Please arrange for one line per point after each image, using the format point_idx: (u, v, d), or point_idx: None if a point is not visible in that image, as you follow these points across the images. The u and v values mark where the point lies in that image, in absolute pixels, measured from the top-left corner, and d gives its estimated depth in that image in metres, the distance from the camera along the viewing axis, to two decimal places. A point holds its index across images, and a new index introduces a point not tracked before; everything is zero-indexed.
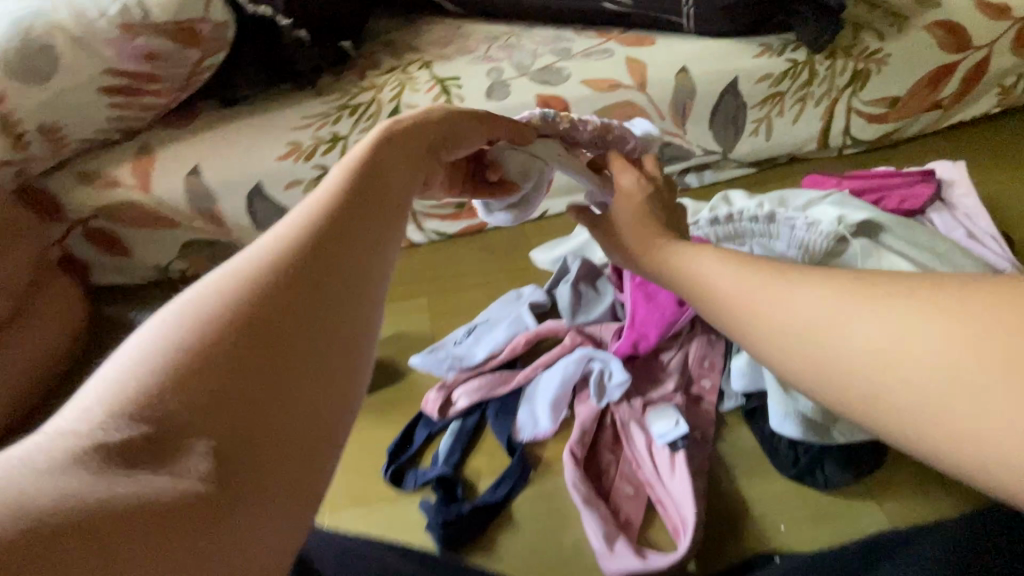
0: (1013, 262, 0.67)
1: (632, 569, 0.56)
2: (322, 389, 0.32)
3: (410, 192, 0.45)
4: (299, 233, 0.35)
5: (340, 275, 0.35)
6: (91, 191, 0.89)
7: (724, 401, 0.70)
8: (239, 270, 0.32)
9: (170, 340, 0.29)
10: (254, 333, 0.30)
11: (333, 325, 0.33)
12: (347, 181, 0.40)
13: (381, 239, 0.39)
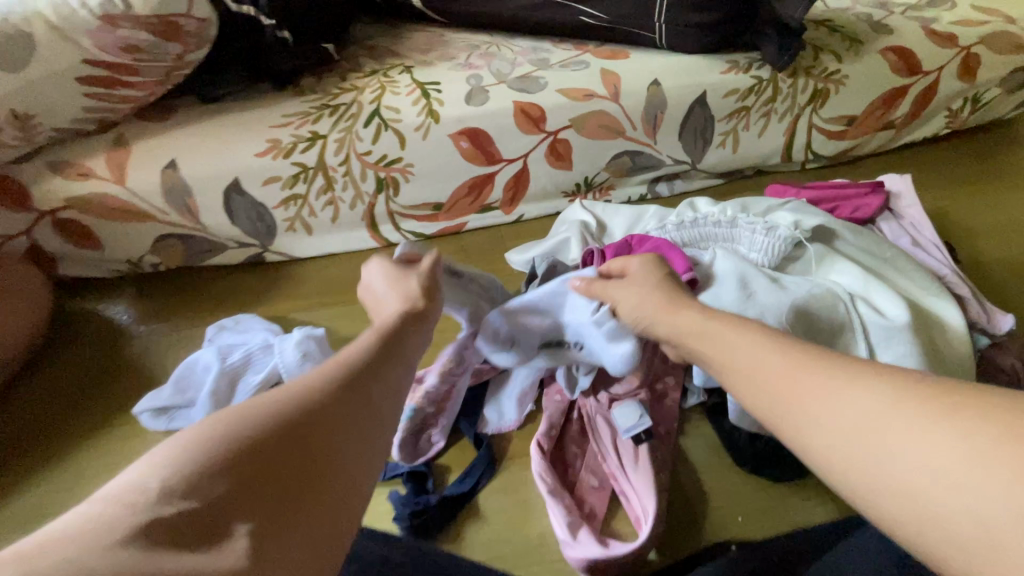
0: (953, 269, 0.72)
1: (593, 556, 0.56)
2: (372, 392, 0.45)
3: (419, 346, 0.54)
4: (333, 371, 0.45)
5: (361, 415, 0.43)
6: (63, 181, 0.88)
7: (687, 397, 0.72)
8: (281, 398, 0.41)
9: (229, 436, 0.37)
10: (291, 450, 0.38)
11: (349, 463, 0.41)
12: (378, 337, 0.50)
13: (394, 392, 0.48)
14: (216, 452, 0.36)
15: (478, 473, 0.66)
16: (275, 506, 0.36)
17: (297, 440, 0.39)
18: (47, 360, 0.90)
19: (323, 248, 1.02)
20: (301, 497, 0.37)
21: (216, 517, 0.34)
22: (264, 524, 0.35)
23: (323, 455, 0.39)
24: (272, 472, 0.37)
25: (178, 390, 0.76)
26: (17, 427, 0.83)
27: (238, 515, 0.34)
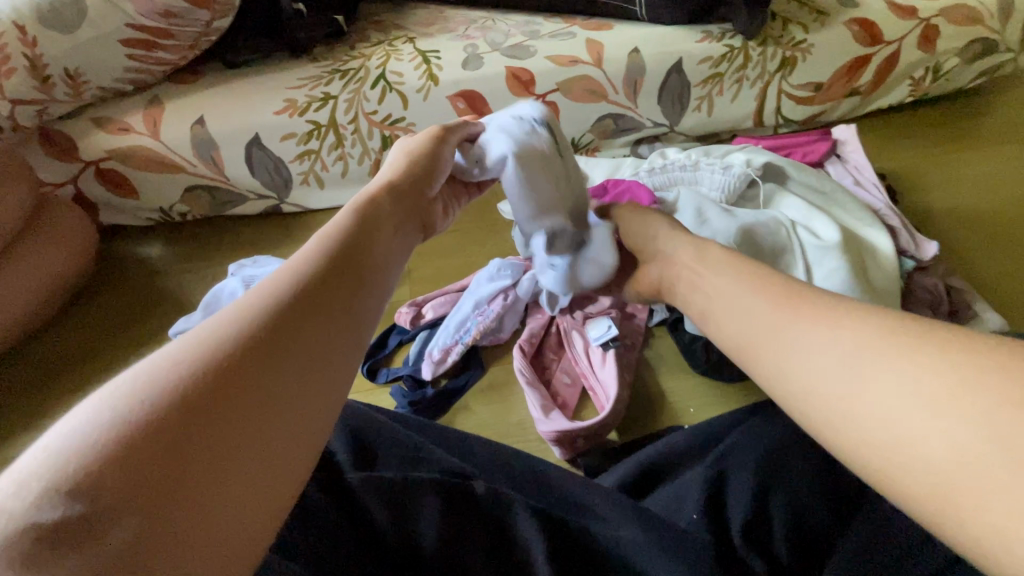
0: (888, 204, 0.81)
1: (562, 428, 0.66)
2: (370, 250, 0.48)
3: (388, 247, 0.50)
4: (278, 289, 0.40)
5: (312, 328, 0.38)
6: (105, 135, 0.99)
7: (653, 316, 0.82)
8: (215, 328, 0.36)
9: (151, 379, 0.31)
10: (222, 382, 0.32)
11: (306, 375, 0.36)
12: (329, 247, 0.45)
13: (352, 302, 0.43)
14: (131, 401, 0.30)
15: (469, 374, 0.77)
16: (284, 357, 0.36)
17: (296, 303, 0.39)
18: (91, 296, 1.03)
19: (333, 202, 1.13)
20: (321, 336, 0.39)
21: (255, 363, 0.34)
22: (302, 356, 0.37)
23: (339, 294, 0.42)
24: (297, 312, 0.38)
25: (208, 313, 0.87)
26: (68, 349, 0.95)
27: (263, 360, 0.35)
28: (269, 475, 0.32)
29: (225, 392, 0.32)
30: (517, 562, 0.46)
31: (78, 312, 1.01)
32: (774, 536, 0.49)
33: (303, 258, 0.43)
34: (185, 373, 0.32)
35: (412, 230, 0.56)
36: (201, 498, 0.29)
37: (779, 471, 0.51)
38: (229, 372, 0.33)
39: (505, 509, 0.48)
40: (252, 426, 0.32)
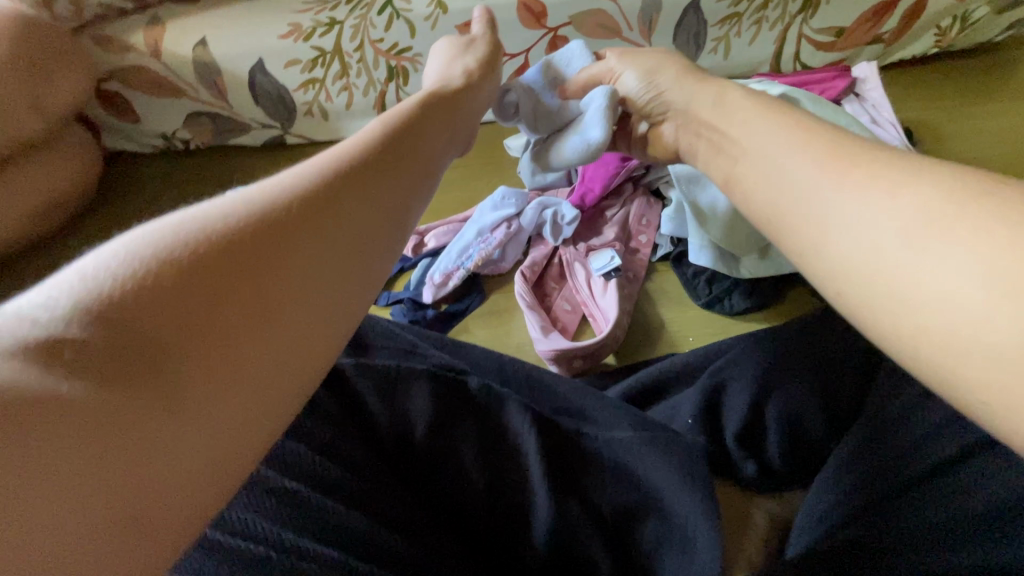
0: (903, 143, 0.79)
1: (560, 348, 0.67)
2: (424, 142, 0.48)
3: (440, 145, 0.51)
4: (344, 154, 0.40)
5: (370, 196, 0.39)
6: (106, 55, 0.97)
7: (656, 251, 0.81)
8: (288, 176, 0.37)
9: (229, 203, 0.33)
10: (287, 219, 0.34)
11: (357, 237, 0.37)
12: (389, 130, 0.46)
13: (407, 186, 0.43)
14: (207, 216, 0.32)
15: (470, 299, 0.77)
16: (341, 214, 0.36)
17: (358, 169, 0.40)
18: (95, 214, 1.06)
19: (338, 134, 1.12)
20: (375, 203, 0.39)
21: (314, 211, 0.35)
22: (340, 231, 0.36)
23: (380, 178, 0.41)
24: (340, 186, 0.37)
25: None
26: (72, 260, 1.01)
27: (323, 209, 0.36)
28: (296, 342, 0.32)
29: (286, 228, 0.33)
30: (511, 455, 0.45)
31: (82, 228, 1.05)
32: (767, 441, 0.51)
33: (347, 143, 0.42)
34: (230, 223, 0.32)
35: (448, 136, 0.54)
36: (249, 314, 0.30)
37: (781, 375, 0.51)
38: (275, 217, 0.33)
39: (498, 405, 0.47)
40: (289, 270, 0.32)
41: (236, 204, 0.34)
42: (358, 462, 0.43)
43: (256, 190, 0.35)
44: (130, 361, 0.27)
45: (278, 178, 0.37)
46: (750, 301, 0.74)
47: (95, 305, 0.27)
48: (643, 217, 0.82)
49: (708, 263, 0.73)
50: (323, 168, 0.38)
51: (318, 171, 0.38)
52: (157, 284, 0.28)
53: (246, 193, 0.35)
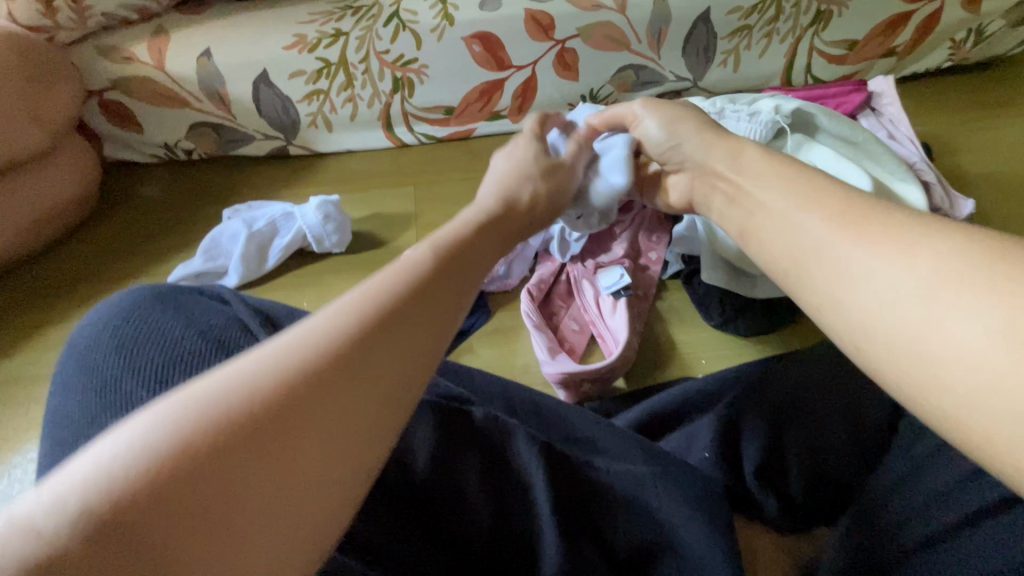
0: (923, 158, 0.77)
1: (568, 370, 0.64)
2: (479, 254, 0.46)
3: (493, 250, 0.49)
4: (401, 277, 0.38)
5: (423, 324, 0.36)
6: (109, 65, 0.96)
7: (667, 269, 0.79)
8: (345, 307, 0.35)
9: (283, 347, 0.31)
10: (337, 365, 0.31)
11: (404, 374, 0.34)
12: (447, 246, 0.44)
13: (460, 302, 0.40)
14: (259, 366, 0.30)
15: (475, 317, 0.74)
16: (389, 352, 0.33)
17: (413, 296, 0.37)
18: (92, 225, 1.03)
19: (342, 145, 1.09)
20: (425, 332, 0.36)
21: (365, 354, 0.33)
22: (390, 376, 0.33)
23: (436, 303, 0.38)
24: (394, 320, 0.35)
25: (209, 259, 0.83)
26: (67, 271, 0.97)
27: (375, 349, 0.33)
28: (321, 508, 0.29)
29: (334, 380, 0.31)
30: (518, 488, 0.43)
31: (79, 240, 1.02)
32: (790, 476, 0.49)
33: (402, 261, 0.40)
34: (278, 377, 0.30)
35: (503, 239, 0.51)
36: (279, 484, 0.28)
37: (792, 410, 0.50)
38: (325, 366, 0.31)
39: (505, 437, 0.46)
40: (329, 428, 0.30)
41: (288, 349, 0.31)
42: (384, 508, 0.42)
43: (314, 328, 0.33)
44: (133, 557, 0.24)
45: (335, 308, 0.34)
46: (765, 322, 0.71)
47: (125, 486, 0.25)
48: (653, 233, 0.80)
49: (722, 283, 0.70)
50: (382, 299, 0.35)
51: (373, 304, 0.35)
52: (191, 460, 0.26)
53: (302, 333, 0.32)
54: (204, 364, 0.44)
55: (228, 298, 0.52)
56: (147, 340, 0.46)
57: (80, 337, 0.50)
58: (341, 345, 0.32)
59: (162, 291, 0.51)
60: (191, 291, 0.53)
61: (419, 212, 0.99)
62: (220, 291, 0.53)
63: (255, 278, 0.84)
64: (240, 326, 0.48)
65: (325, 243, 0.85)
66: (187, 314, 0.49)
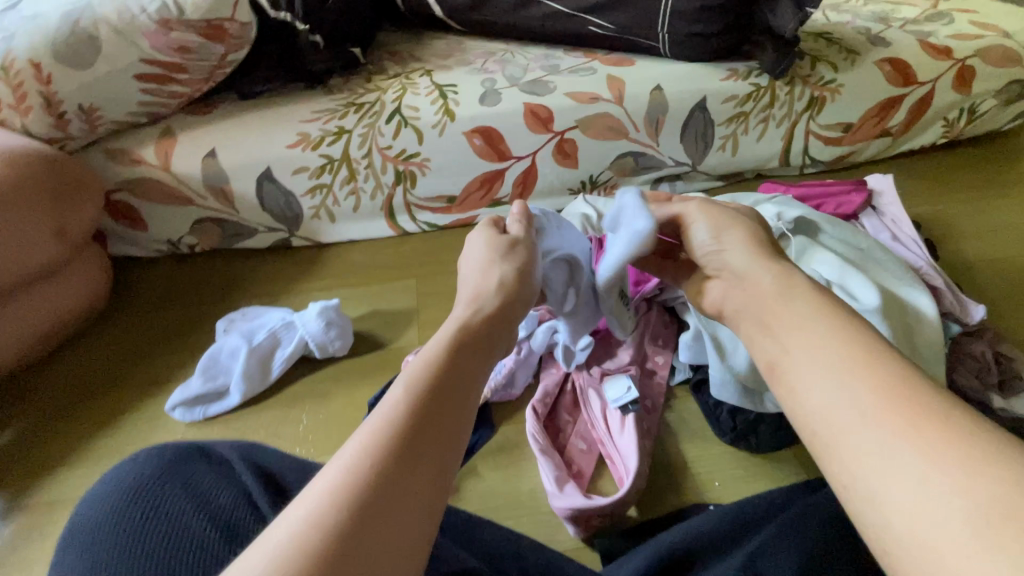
0: (929, 261, 0.78)
1: (577, 505, 0.62)
2: (472, 360, 0.47)
3: (487, 351, 0.50)
4: (399, 410, 0.39)
5: (428, 458, 0.38)
6: (117, 168, 0.98)
7: (674, 375, 0.77)
8: (351, 458, 0.36)
9: (300, 519, 0.33)
10: (352, 527, 0.33)
11: (418, 514, 0.36)
12: (439, 359, 0.45)
13: (460, 421, 0.42)
14: (280, 548, 0.31)
15: (478, 434, 0.72)
16: (401, 499, 0.35)
17: (416, 430, 0.38)
18: (93, 331, 1.00)
19: (345, 235, 1.10)
20: (432, 466, 0.38)
21: (378, 506, 0.34)
22: (392, 541, 0.34)
23: (425, 451, 0.38)
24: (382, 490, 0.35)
25: (208, 379, 0.85)
26: (65, 382, 0.93)
27: (387, 500, 0.35)
28: None
29: (353, 542, 0.32)
30: None
31: (79, 346, 0.98)
32: None
33: (381, 408, 0.40)
34: (300, 556, 0.31)
35: (491, 343, 0.51)
36: None
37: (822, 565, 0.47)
38: (343, 530, 0.32)
39: None
40: None
41: (279, 545, 0.32)
42: None
43: (301, 515, 0.33)
44: None
45: (320, 488, 0.35)
46: (778, 439, 0.69)
47: None
48: (659, 336, 0.79)
49: (732, 400, 0.69)
50: (366, 471, 0.35)
51: (357, 480, 0.35)
52: None
53: (290, 526, 0.33)
54: (215, 557, 0.41)
55: (234, 463, 0.50)
56: (149, 529, 0.43)
57: (80, 521, 0.46)
58: (329, 536, 0.32)
59: (168, 459, 0.49)
60: (197, 454, 0.50)
61: (422, 306, 0.99)
62: (227, 452, 0.51)
63: (259, 394, 0.86)
64: (247, 500, 0.46)
65: (327, 349, 0.87)
66: (193, 490, 0.46)
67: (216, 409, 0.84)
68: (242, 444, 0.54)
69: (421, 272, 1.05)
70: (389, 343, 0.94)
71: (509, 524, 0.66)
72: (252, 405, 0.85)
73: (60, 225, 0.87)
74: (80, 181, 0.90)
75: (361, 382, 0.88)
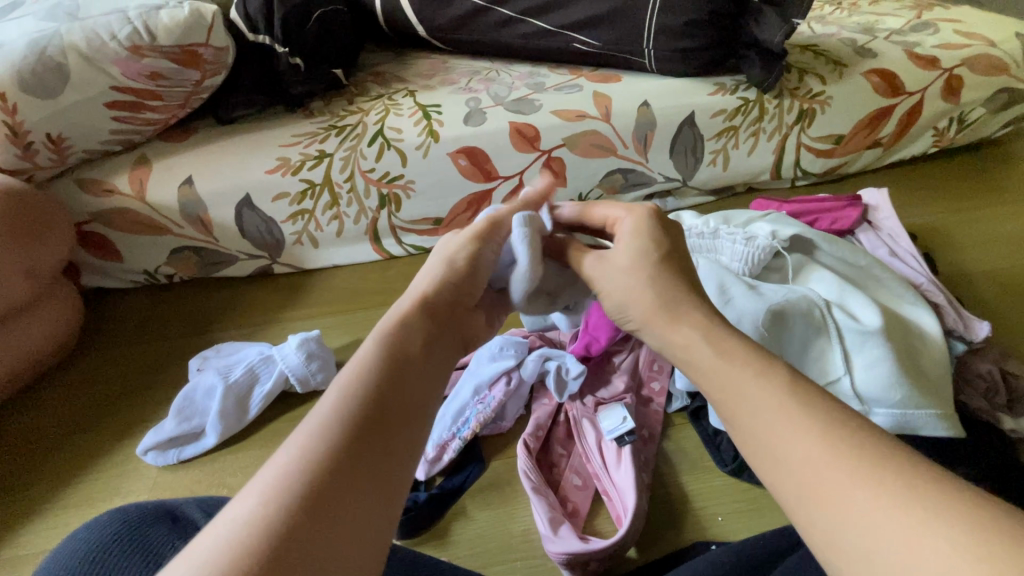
0: (929, 276, 0.76)
1: (573, 549, 0.59)
2: (435, 328, 0.49)
3: (454, 316, 0.52)
4: (365, 380, 0.42)
5: (394, 420, 0.41)
6: (90, 198, 0.95)
7: (671, 402, 0.74)
8: (319, 425, 0.39)
9: (274, 481, 0.35)
10: (324, 483, 0.35)
11: (385, 469, 0.38)
12: (401, 328, 0.47)
13: (426, 386, 0.45)
14: (256, 503, 0.34)
15: (467, 471, 0.69)
16: (369, 459, 0.38)
17: (382, 396, 0.41)
18: (62, 372, 0.95)
19: (329, 261, 1.07)
20: (398, 429, 0.40)
21: (349, 466, 0.37)
22: (365, 492, 0.36)
23: (384, 434, 0.39)
24: (331, 494, 0.35)
25: (183, 420, 0.82)
26: (36, 427, 0.88)
27: (357, 458, 0.37)
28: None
29: (327, 495, 0.35)
30: None
31: (48, 389, 0.93)
32: None
33: (334, 408, 0.40)
34: (275, 511, 0.33)
35: (455, 344, 0.51)
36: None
37: None
38: (316, 484, 0.35)
39: None
40: (330, 537, 0.33)
41: (225, 537, 0.32)
42: None
43: (245, 514, 0.33)
44: None
45: (267, 488, 0.35)
46: None
47: None
48: (655, 361, 0.76)
49: (733, 429, 0.66)
50: (314, 475, 0.36)
51: (306, 482, 0.35)
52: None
53: (233, 522, 0.33)
54: None
55: (198, 526, 0.45)
56: None
57: None
58: (273, 537, 0.32)
59: (121, 523, 0.44)
60: (158, 517, 0.45)
61: None
62: (193, 515, 0.47)
63: (237, 432, 0.82)
64: None
65: (309, 383, 0.84)
66: (151, 562, 0.41)
67: (190, 451, 0.80)
68: (207, 502, 0.49)
69: None
70: None
71: (501, 569, 0.62)
72: (230, 445, 0.82)
73: (27, 267, 0.83)
74: (46, 219, 0.86)
75: None
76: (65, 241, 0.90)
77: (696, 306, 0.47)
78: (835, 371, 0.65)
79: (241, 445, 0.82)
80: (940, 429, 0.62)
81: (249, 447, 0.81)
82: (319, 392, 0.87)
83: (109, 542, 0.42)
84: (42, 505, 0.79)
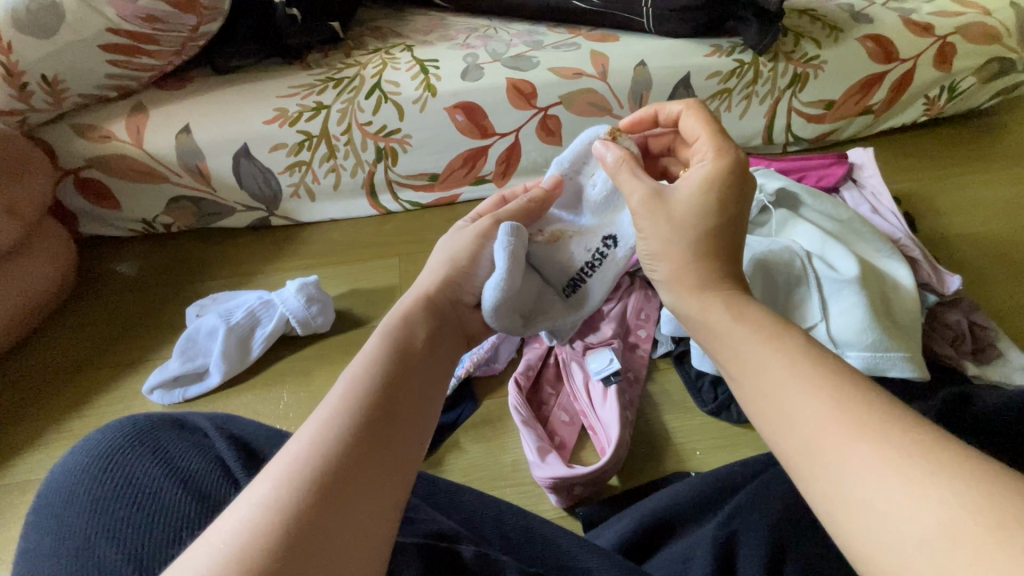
0: (906, 231, 0.79)
1: (559, 473, 0.63)
2: (434, 326, 0.54)
3: (449, 315, 0.57)
4: (381, 360, 0.47)
5: (410, 394, 0.45)
6: (87, 144, 0.95)
7: (657, 348, 0.77)
8: (345, 395, 0.43)
9: (311, 440, 0.38)
10: (356, 442, 0.39)
11: (407, 432, 0.42)
12: (402, 322, 0.52)
13: (433, 371, 0.49)
14: (297, 460, 0.37)
15: (461, 408, 0.72)
16: (392, 422, 0.42)
17: (398, 374, 0.46)
18: (62, 315, 0.97)
19: (325, 214, 1.08)
20: (414, 402, 0.45)
21: (375, 427, 0.41)
22: (388, 448, 0.40)
23: (401, 400, 0.44)
24: (360, 449, 0.39)
25: (186, 360, 0.84)
26: (39, 369, 0.90)
27: (381, 420, 0.41)
28: (369, 544, 0.35)
29: (358, 451, 0.39)
30: None
31: (50, 331, 0.95)
32: None
33: (346, 398, 0.42)
34: (316, 465, 0.37)
35: (451, 345, 0.55)
36: (337, 537, 0.34)
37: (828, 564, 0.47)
38: (349, 444, 0.39)
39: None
40: (363, 484, 0.37)
41: (275, 484, 0.35)
42: None
43: (283, 469, 0.36)
44: None
45: (284, 473, 0.36)
46: None
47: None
48: (642, 310, 0.79)
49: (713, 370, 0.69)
50: (330, 451, 0.38)
51: (323, 456, 0.37)
52: (268, 541, 0.32)
53: (255, 505, 0.34)
54: (193, 522, 0.41)
55: (206, 431, 0.49)
56: (117, 500, 0.41)
57: (43, 499, 0.44)
58: (293, 509, 0.34)
59: (134, 427, 0.47)
60: (166, 424, 0.48)
61: (404, 285, 0.98)
62: (201, 423, 0.50)
63: (239, 373, 0.86)
64: (221, 466, 0.45)
65: (310, 325, 0.87)
66: (165, 459, 0.44)
67: (195, 391, 0.83)
68: (213, 415, 0.52)
69: (406, 251, 1.04)
70: (371, 321, 0.93)
71: (492, 495, 0.66)
72: (232, 385, 0.85)
73: (7, 205, 0.83)
74: (26, 158, 0.86)
75: (344, 360, 0.88)
76: (46, 181, 0.90)
77: (680, 244, 0.50)
78: (812, 317, 0.69)
79: (244, 386, 0.85)
80: (906, 369, 0.65)
81: (251, 388, 0.85)
82: (318, 337, 0.90)
83: (124, 444, 0.45)
84: (48, 440, 0.81)
